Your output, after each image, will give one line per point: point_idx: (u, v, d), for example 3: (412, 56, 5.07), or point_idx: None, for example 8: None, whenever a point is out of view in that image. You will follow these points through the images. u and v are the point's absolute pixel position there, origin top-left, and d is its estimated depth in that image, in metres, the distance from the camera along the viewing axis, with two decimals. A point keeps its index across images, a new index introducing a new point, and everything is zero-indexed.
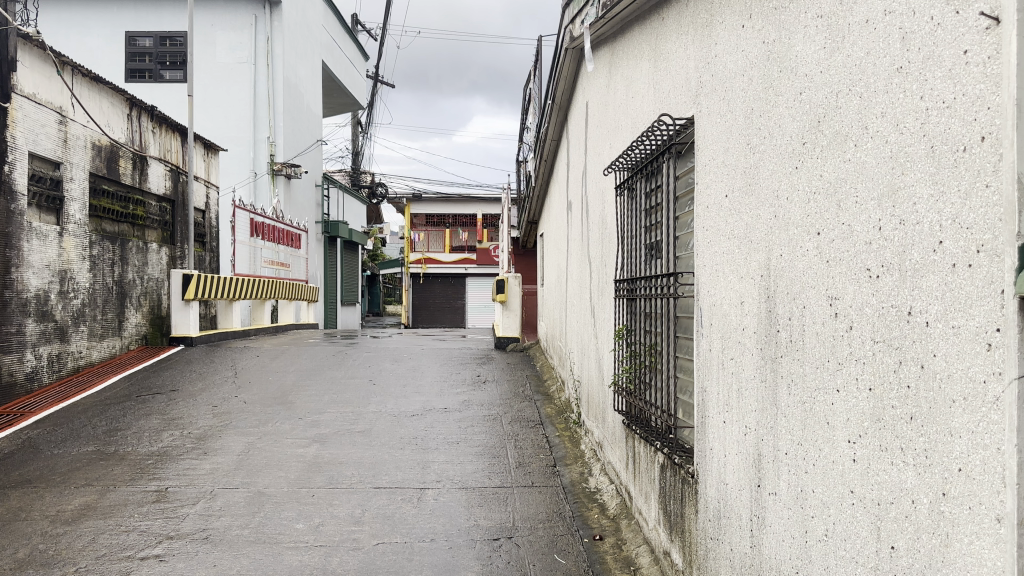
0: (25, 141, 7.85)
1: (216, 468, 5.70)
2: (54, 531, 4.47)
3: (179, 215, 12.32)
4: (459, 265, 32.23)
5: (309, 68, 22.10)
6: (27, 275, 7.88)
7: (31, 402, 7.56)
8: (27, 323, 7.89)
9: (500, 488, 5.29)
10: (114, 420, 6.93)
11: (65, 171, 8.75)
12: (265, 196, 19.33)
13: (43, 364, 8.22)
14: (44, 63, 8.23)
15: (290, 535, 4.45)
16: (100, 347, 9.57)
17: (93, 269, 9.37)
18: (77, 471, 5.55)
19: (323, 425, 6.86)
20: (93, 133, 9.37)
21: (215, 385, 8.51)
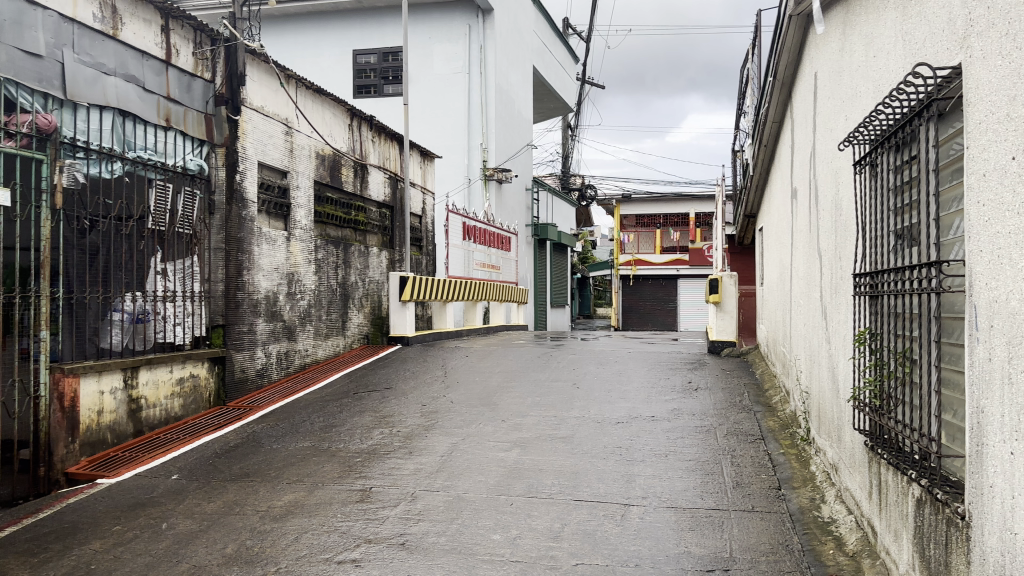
0: (255, 151, 8.56)
1: (418, 469, 5.64)
2: (263, 527, 4.58)
3: (397, 221, 12.84)
4: (671, 266, 31.33)
5: (521, 74, 22.42)
6: (257, 278, 8.51)
7: (261, 397, 8.17)
8: (258, 323, 8.50)
9: (715, 511, 4.73)
10: (331, 416, 7.20)
11: (292, 179, 9.38)
12: (478, 202, 19.87)
13: (273, 361, 8.81)
14: (270, 76, 8.87)
15: (486, 547, 4.22)
16: (325, 346, 10.13)
17: (318, 271, 9.95)
18: (292, 466, 5.76)
19: (526, 429, 6.65)
20: (316, 143, 9.98)
21: (426, 384, 8.66)
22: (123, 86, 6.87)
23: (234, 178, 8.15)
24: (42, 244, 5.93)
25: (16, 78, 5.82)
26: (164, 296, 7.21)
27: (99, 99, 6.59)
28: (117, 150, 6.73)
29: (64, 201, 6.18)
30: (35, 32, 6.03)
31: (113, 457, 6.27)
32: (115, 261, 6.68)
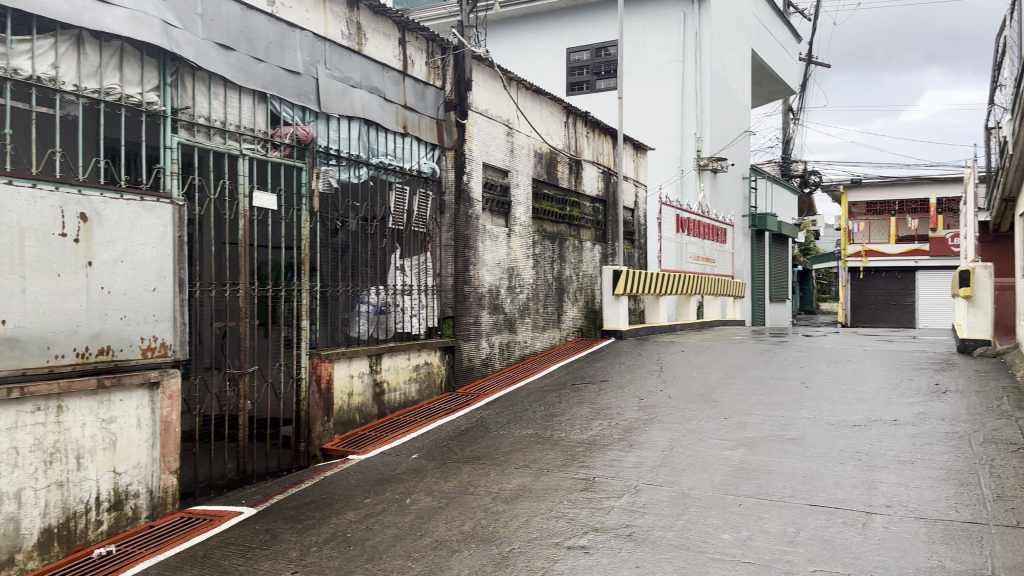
0: (479, 153, 8.98)
1: (641, 462, 5.65)
2: (496, 508, 4.82)
3: (609, 215, 12.87)
4: (907, 257, 28.74)
5: (738, 59, 21.58)
6: (481, 272, 8.91)
7: (486, 384, 8.64)
8: (482, 315, 8.90)
9: (972, 526, 4.30)
10: (551, 406, 7.41)
11: (512, 177, 9.73)
12: (692, 191, 19.49)
13: (496, 351, 9.21)
14: (493, 79, 9.26)
15: (715, 545, 4.14)
16: (542, 338, 10.42)
17: (536, 266, 10.27)
18: (517, 452, 6.01)
19: (750, 428, 6.43)
20: (535, 141, 10.29)
21: (643, 378, 8.64)
22: (367, 97, 7.49)
23: (462, 179, 8.63)
24: (302, 243, 6.66)
25: (280, 94, 6.48)
26: (402, 290, 7.86)
27: (346, 111, 7.20)
28: (363, 157, 7.42)
29: (321, 204, 6.94)
30: (295, 51, 6.65)
31: (362, 436, 6.88)
32: (361, 257, 7.38)
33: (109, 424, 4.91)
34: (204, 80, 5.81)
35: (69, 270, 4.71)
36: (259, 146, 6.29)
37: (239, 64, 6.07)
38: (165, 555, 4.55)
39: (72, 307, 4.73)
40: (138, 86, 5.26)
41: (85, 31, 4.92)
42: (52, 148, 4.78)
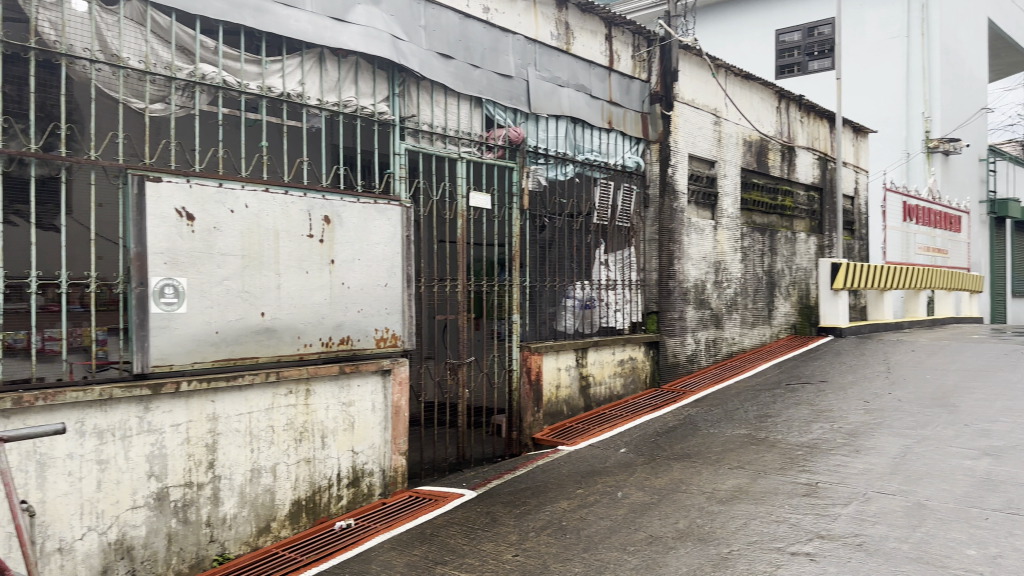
0: (685, 144, 8.83)
1: (868, 468, 5.29)
2: (712, 508, 4.73)
3: (826, 205, 12.12)
4: None
5: (976, 27, 19.46)
6: (687, 266, 8.76)
7: (693, 382, 8.51)
8: (688, 310, 8.75)
9: None
10: (765, 406, 7.13)
11: (719, 168, 9.46)
12: (920, 176, 17.91)
13: (702, 347, 9.02)
14: (700, 68, 9.07)
15: (961, 562, 3.79)
16: (752, 335, 10.03)
17: (745, 259, 9.92)
18: (731, 452, 5.85)
19: (996, 436, 5.80)
20: (744, 130, 9.93)
21: (866, 378, 8.07)
22: (575, 95, 7.60)
23: (667, 172, 8.54)
24: (512, 240, 6.91)
25: (493, 98, 6.75)
26: (608, 285, 7.94)
27: (555, 110, 7.36)
28: (569, 155, 7.52)
29: (530, 202, 7.17)
30: (508, 55, 6.88)
31: (570, 427, 7.10)
32: (567, 253, 7.54)
33: (348, 407, 5.40)
34: (427, 88, 6.18)
35: (315, 267, 5.21)
36: (474, 149, 6.61)
37: (457, 72, 6.39)
38: (397, 531, 4.92)
39: (316, 301, 5.22)
40: (370, 97, 5.73)
41: (325, 49, 5.41)
42: (300, 158, 5.30)
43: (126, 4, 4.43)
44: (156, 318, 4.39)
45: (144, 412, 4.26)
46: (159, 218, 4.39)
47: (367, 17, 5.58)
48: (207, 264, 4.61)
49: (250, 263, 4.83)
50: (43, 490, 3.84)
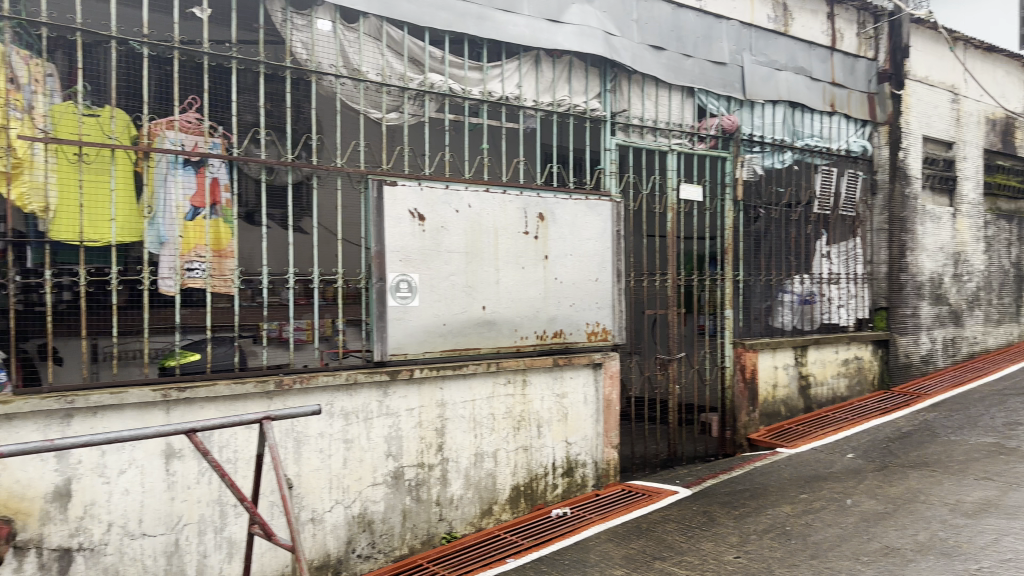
0: (919, 125, 8.10)
1: None
2: (955, 521, 4.33)
3: None
4: None
5: None
6: (921, 258, 8.06)
7: (928, 384, 7.83)
8: (922, 306, 8.05)
9: None
10: (1017, 413, 6.40)
11: (958, 149, 8.60)
12: None
13: (939, 347, 8.26)
14: (936, 41, 8.27)
15: None
16: (998, 334, 9.03)
17: (990, 250, 8.95)
18: (976, 462, 5.32)
19: None
20: (988, 106, 8.95)
21: None
22: (793, 79, 7.22)
23: (898, 156, 7.90)
24: (725, 232, 6.73)
25: (706, 87, 6.58)
26: (830, 279, 7.56)
27: (773, 95, 7.05)
28: (788, 141, 7.20)
29: (745, 193, 6.94)
30: (722, 42, 6.67)
31: (789, 428, 6.81)
32: (785, 245, 7.23)
33: (562, 398, 5.54)
34: (639, 82, 6.18)
35: (531, 263, 5.39)
36: (686, 140, 6.51)
37: (669, 63, 6.29)
38: (613, 523, 4.98)
39: (533, 296, 5.40)
40: (584, 95, 5.84)
41: (542, 51, 5.59)
42: (517, 158, 5.50)
43: (365, 22, 4.81)
44: (393, 311, 4.78)
45: (383, 396, 4.65)
46: (394, 219, 4.76)
47: (581, 16, 5.68)
48: (435, 261, 4.93)
49: (472, 259, 5.10)
50: (301, 464, 4.29)
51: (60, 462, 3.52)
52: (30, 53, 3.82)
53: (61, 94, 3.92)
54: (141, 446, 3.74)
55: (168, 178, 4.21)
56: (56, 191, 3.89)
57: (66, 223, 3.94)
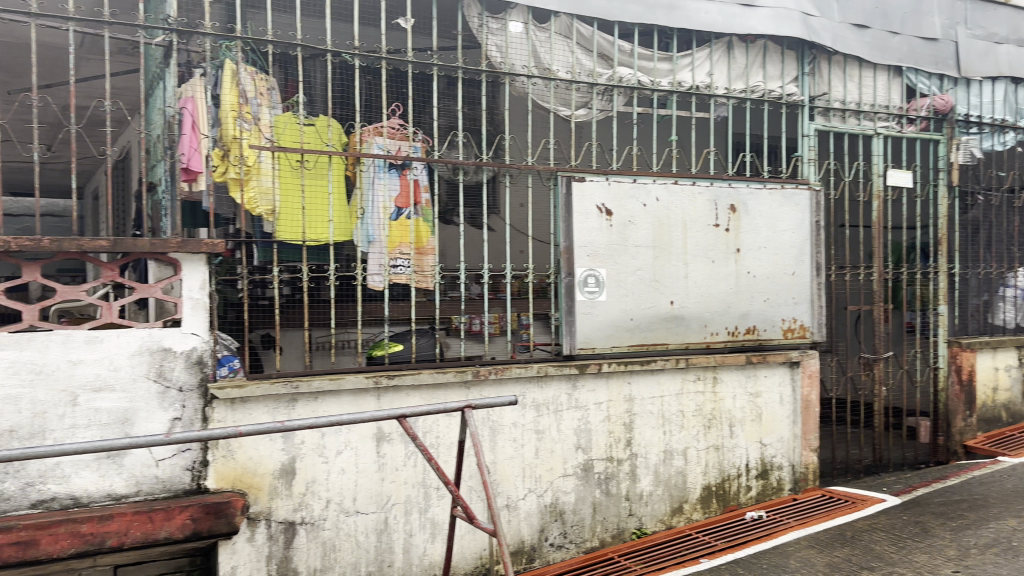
0: None
1: None
2: None
3: None
4: None
5: None
6: None
7: None
8: None
9: None
10: None
11: None
12: None
13: None
14: None
15: None
16: None
17: None
18: None
19: None
20: None
21: None
22: (1018, 50, 6.52)
23: None
24: (939, 221, 6.19)
25: (916, 65, 6.08)
26: None
27: (994, 70, 6.39)
28: (1012, 120, 6.52)
29: (961, 178, 6.35)
30: (934, 15, 6.13)
31: (1013, 437, 6.19)
32: (1007, 235, 6.56)
33: (756, 398, 5.33)
34: (840, 63, 5.82)
35: (721, 256, 5.24)
36: (893, 123, 6.06)
37: (874, 41, 5.87)
38: (813, 529, 4.74)
39: (724, 291, 5.25)
40: (780, 80, 5.58)
41: (734, 37, 5.41)
42: (707, 149, 5.35)
43: (556, 21, 4.89)
44: (582, 305, 4.81)
45: (572, 389, 4.69)
46: (583, 215, 4.79)
47: None
48: (624, 256, 4.92)
49: (661, 253, 5.03)
50: (496, 452, 4.44)
51: (286, 442, 3.86)
52: (256, 69, 4.21)
53: (282, 105, 4.32)
54: (355, 430, 4.02)
55: (375, 181, 4.51)
56: (281, 195, 4.27)
57: (289, 225, 4.32)
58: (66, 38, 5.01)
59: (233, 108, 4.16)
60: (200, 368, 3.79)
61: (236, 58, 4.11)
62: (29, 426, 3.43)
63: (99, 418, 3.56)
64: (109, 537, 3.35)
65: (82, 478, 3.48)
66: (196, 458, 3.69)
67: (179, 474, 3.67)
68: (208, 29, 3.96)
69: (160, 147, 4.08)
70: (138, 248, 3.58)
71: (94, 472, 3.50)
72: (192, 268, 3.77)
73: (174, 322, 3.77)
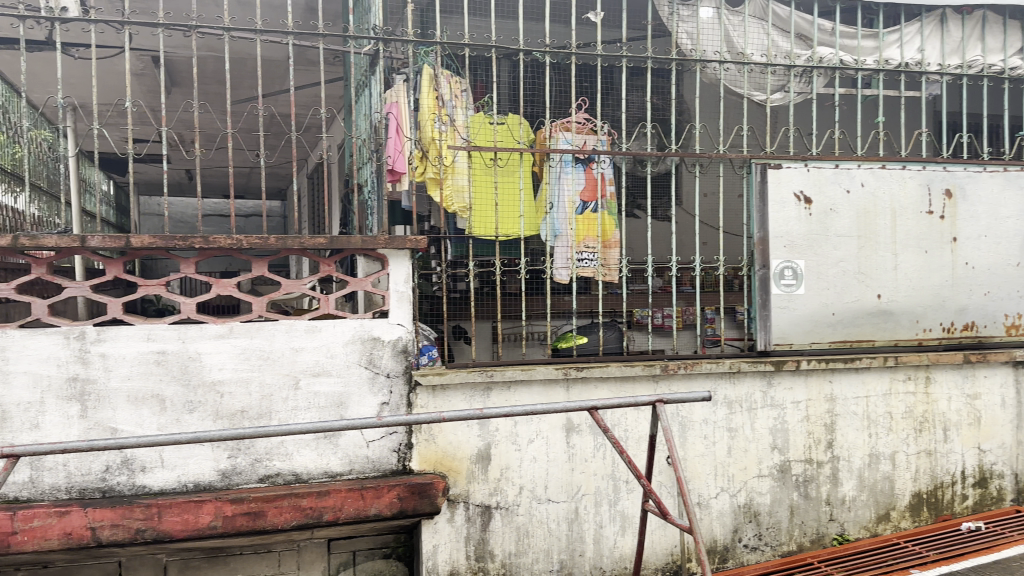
0: None
1: None
2: None
3: None
4: None
5: None
6: None
7: None
8: None
9: None
10: None
11: None
12: None
13: None
14: None
15: None
16: None
17: None
18: None
19: None
20: None
21: None
22: None
23: None
24: None
25: None
26: None
27: None
28: None
29: None
30: None
31: None
32: None
33: (975, 400, 4.88)
34: None
35: (936, 245, 4.83)
36: None
37: None
38: None
39: (938, 284, 4.84)
40: (1001, 52, 5.04)
41: (949, 8, 4.95)
42: (919, 130, 4.94)
43: (750, 4, 4.74)
44: (778, 299, 4.60)
45: (767, 386, 4.51)
46: (779, 203, 4.59)
47: None
48: (824, 247, 4.66)
49: (866, 243, 4.72)
50: (687, 448, 4.37)
51: (481, 429, 4.02)
52: (451, 73, 4.41)
53: (473, 106, 4.50)
54: (546, 420, 4.11)
55: (561, 176, 4.54)
56: (475, 193, 4.46)
57: (482, 221, 4.52)
58: (279, 52, 5.47)
59: (431, 111, 4.35)
60: (405, 356, 4.03)
61: (434, 62, 4.29)
62: (259, 406, 3.81)
63: (318, 401, 3.89)
64: (327, 511, 3.64)
65: (303, 456, 3.81)
66: (401, 441, 3.94)
67: (386, 455, 3.93)
68: (412, 36, 4.16)
69: (367, 149, 4.35)
70: (350, 245, 3.86)
71: (313, 451, 3.83)
72: (397, 262, 4.01)
73: (381, 314, 4.03)
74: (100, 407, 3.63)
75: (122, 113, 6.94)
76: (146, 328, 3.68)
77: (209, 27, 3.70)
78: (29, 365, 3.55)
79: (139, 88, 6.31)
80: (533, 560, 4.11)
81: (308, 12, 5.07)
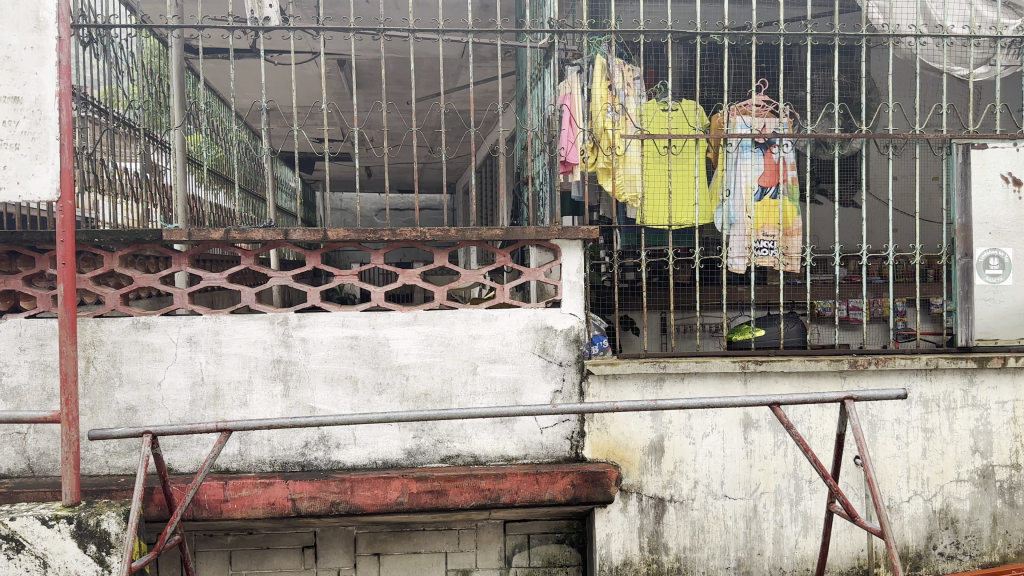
0: None
1: None
2: None
3: None
4: None
5: None
6: None
7: None
8: None
9: None
10: None
11: None
12: None
13: None
14: None
15: None
16: None
17: None
18: None
19: None
20: None
21: None
22: None
23: None
24: None
25: None
26: None
27: None
28: None
29: None
30: None
31: None
32: None
33: None
34: None
35: None
36: None
37: None
38: None
39: None
40: None
41: None
42: None
43: None
44: (982, 290, 4.23)
45: (969, 385, 4.16)
46: (984, 186, 4.20)
47: None
48: None
49: None
50: (877, 449, 4.11)
51: (655, 421, 3.99)
52: (624, 61, 4.38)
53: (646, 94, 4.46)
54: (723, 414, 4.02)
55: (738, 161, 4.38)
56: (647, 183, 4.45)
57: (654, 211, 4.46)
58: (455, 50, 5.68)
59: (604, 100, 4.33)
60: (578, 345, 4.06)
61: (607, 52, 4.30)
62: (441, 390, 3.99)
63: (494, 386, 4.01)
64: (504, 493, 3.74)
65: (481, 439, 3.95)
66: (574, 429, 3.98)
67: (560, 442, 3.99)
68: (586, 26, 4.15)
69: (541, 141, 4.42)
70: (525, 235, 3.94)
71: (490, 434, 3.96)
72: (570, 253, 4.04)
73: (555, 303, 4.08)
74: (300, 387, 3.93)
75: (312, 114, 7.46)
76: (341, 315, 3.94)
77: (395, 29, 3.86)
78: (240, 348, 3.91)
79: (327, 90, 6.75)
80: (708, 555, 4.03)
81: (484, 9, 5.20)
